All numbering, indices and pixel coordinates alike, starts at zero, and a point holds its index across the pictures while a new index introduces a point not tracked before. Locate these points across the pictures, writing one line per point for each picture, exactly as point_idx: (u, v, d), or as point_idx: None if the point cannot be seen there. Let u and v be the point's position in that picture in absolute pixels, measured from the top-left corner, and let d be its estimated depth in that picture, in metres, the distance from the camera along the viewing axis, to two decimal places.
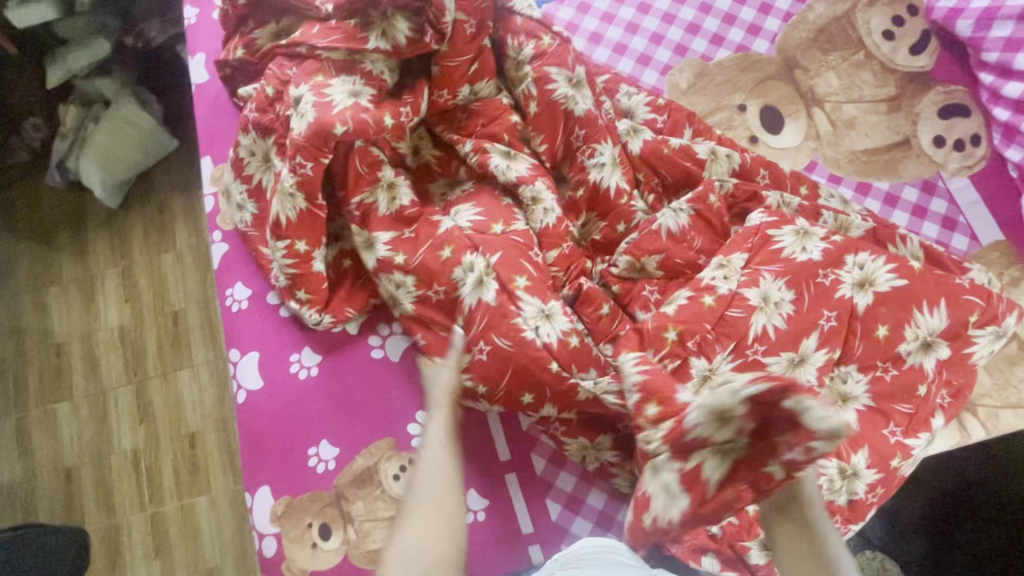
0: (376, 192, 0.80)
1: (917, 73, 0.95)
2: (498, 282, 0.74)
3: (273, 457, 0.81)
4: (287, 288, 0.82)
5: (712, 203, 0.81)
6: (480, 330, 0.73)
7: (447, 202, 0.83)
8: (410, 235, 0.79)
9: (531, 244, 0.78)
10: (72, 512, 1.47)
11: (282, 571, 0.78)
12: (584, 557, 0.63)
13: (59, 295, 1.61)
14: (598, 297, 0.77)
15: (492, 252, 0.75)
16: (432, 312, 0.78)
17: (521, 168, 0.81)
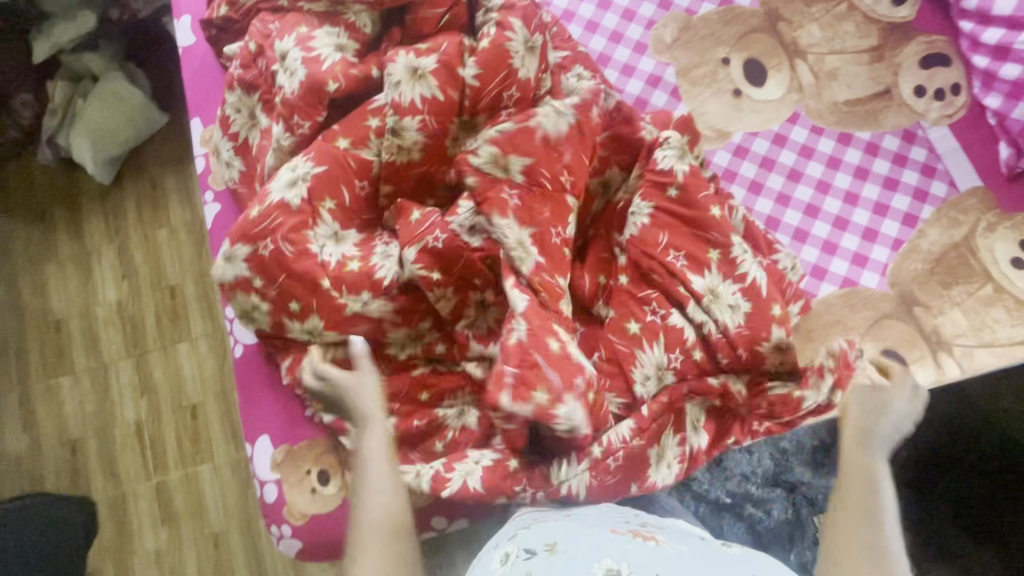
0: (297, 183, 0.76)
1: (899, 24, 0.96)
2: (306, 191, 0.75)
3: (271, 408, 0.83)
4: (240, 279, 0.76)
5: (593, 115, 0.79)
6: (269, 228, 0.75)
7: (345, 167, 0.77)
8: (297, 204, 0.75)
9: (348, 161, 0.77)
10: (80, 482, 1.50)
11: (283, 516, 0.80)
12: (563, 514, 0.65)
13: (56, 273, 1.62)
14: (411, 206, 0.78)
15: (318, 163, 0.76)
16: (295, 285, 0.75)
17: (415, 136, 0.77)
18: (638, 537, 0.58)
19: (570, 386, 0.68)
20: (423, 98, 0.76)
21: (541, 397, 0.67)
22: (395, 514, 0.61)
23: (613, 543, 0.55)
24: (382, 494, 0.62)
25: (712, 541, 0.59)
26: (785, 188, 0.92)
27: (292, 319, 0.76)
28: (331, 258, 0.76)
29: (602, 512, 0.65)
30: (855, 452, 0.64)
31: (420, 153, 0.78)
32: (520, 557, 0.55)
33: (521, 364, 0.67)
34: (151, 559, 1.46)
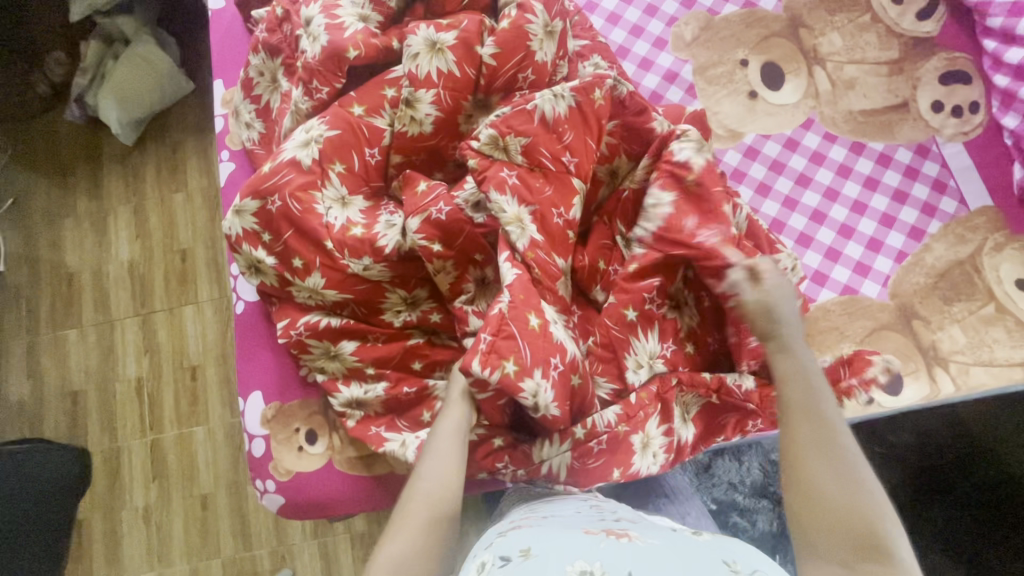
0: (310, 145, 0.77)
1: (922, 39, 0.96)
2: (319, 153, 0.77)
3: (267, 364, 0.85)
4: (250, 233, 0.79)
5: (596, 98, 0.79)
6: (279, 185, 0.77)
7: (358, 135, 0.78)
8: (309, 164, 0.77)
9: (361, 130, 0.78)
10: (78, 433, 1.54)
11: (268, 471, 0.82)
12: (535, 516, 0.64)
13: (73, 228, 1.66)
14: (417, 177, 0.79)
15: (332, 128, 0.77)
16: (301, 242, 0.77)
17: (428, 110, 0.78)
18: (612, 535, 0.55)
19: (541, 363, 0.69)
20: (440, 72, 0.78)
21: (510, 367, 0.67)
22: (448, 498, 0.63)
23: (586, 544, 0.53)
24: (438, 480, 0.64)
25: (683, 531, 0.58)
26: (792, 193, 0.92)
27: (295, 275, 0.79)
28: (336, 222, 0.77)
29: (579, 513, 0.64)
30: (786, 365, 0.62)
31: (431, 127, 0.79)
32: (494, 565, 0.52)
33: (496, 330, 0.68)
34: (139, 514, 1.48)
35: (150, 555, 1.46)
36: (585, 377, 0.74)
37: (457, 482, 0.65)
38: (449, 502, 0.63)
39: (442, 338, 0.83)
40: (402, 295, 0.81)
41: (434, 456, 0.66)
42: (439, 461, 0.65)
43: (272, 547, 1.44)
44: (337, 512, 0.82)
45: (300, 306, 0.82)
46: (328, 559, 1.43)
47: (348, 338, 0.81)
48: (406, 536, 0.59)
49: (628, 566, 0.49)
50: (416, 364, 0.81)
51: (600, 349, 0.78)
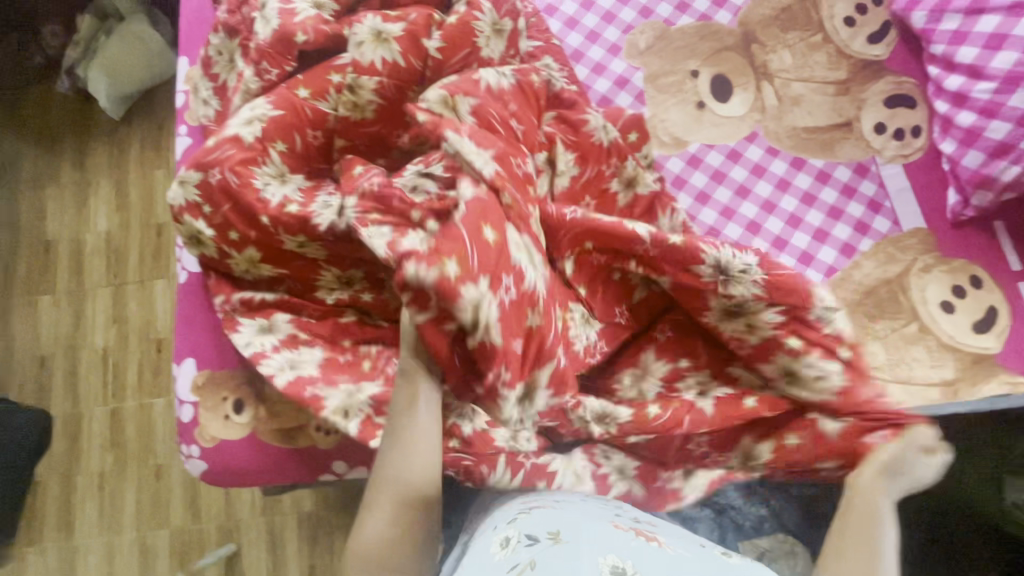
0: (252, 123, 0.80)
1: (871, 62, 0.98)
2: (261, 131, 0.80)
3: (203, 333, 0.87)
4: (192, 205, 0.82)
5: (533, 81, 0.86)
6: (221, 160, 0.79)
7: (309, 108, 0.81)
8: (251, 140, 0.79)
9: (307, 112, 0.81)
10: (43, 397, 1.56)
11: (194, 437, 0.84)
12: (551, 500, 0.68)
13: (55, 196, 1.69)
14: (354, 162, 0.82)
15: (274, 107, 0.80)
16: (238, 216, 0.80)
17: (370, 96, 0.81)
18: (642, 535, 0.59)
19: (488, 274, 0.65)
20: (384, 61, 0.80)
21: (451, 268, 0.63)
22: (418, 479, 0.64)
23: (615, 539, 0.57)
24: (415, 465, 0.65)
25: (714, 547, 0.59)
26: (730, 203, 0.94)
27: (233, 248, 0.82)
28: (273, 198, 0.80)
29: (592, 503, 0.68)
30: (859, 503, 0.65)
31: (372, 114, 0.82)
32: (524, 545, 0.57)
33: (441, 238, 0.66)
34: (94, 479, 1.51)
35: (101, 521, 1.48)
36: (543, 321, 0.71)
37: (434, 465, 0.66)
38: (423, 483, 0.64)
39: (373, 319, 0.85)
40: (336, 274, 0.84)
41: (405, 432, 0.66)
42: (419, 447, 0.66)
43: (221, 522, 1.46)
44: (258, 481, 0.84)
45: (239, 284, 0.86)
46: (274, 538, 1.45)
47: (280, 310, 0.84)
48: (381, 517, 0.63)
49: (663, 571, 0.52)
50: (345, 341, 0.83)
51: (651, 422, 0.75)
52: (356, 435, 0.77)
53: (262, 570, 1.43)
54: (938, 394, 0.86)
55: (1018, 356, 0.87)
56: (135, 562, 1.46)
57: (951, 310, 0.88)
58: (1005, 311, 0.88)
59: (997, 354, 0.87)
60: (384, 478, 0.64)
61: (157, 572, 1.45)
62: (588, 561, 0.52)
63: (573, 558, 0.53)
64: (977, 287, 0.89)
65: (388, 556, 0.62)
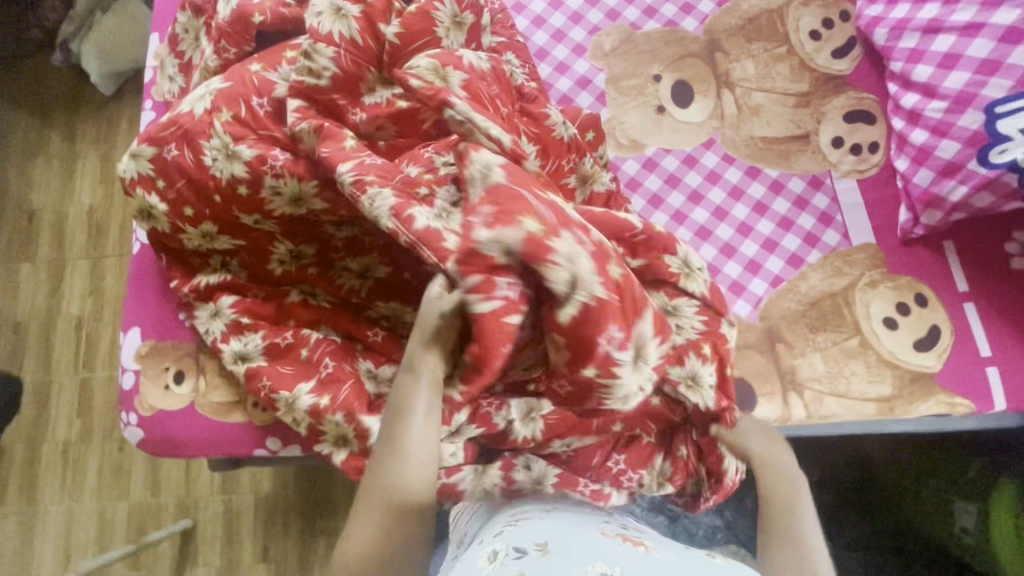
0: (204, 98, 0.82)
1: (834, 76, 0.99)
2: (211, 104, 0.81)
3: (151, 304, 0.88)
4: (143, 178, 0.83)
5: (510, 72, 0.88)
6: (174, 135, 0.81)
7: (264, 83, 0.82)
8: (204, 111, 0.81)
9: (263, 91, 0.82)
10: (16, 362, 1.59)
11: (133, 404, 0.85)
12: (538, 512, 0.69)
13: (43, 167, 1.72)
14: (339, 132, 0.77)
15: (225, 80, 0.82)
16: (189, 192, 0.81)
17: (327, 63, 0.81)
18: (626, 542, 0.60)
19: (565, 224, 0.63)
20: (341, 35, 0.81)
21: (532, 226, 0.61)
22: (411, 485, 0.64)
23: (605, 547, 0.57)
24: (412, 474, 0.64)
25: (699, 550, 0.61)
26: (683, 207, 0.95)
27: (185, 224, 0.82)
28: (222, 175, 0.79)
29: (583, 517, 0.68)
30: (771, 477, 0.76)
31: (327, 80, 0.82)
32: (512, 557, 0.56)
33: (497, 200, 0.62)
34: (59, 447, 1.53)
35: (62, 489, 1.50)
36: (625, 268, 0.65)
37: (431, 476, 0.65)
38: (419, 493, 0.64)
39: (318, 300, 0.86)
40: (288, 249, 0.84)
41: (403, 433, 0.64)
42: (419, 457, 0.64)
43: (179, 497, 1.48)
44: (193, 454, 0.85)
45: (192, 266, 0.87)
46: (230, 517, 1.46)
47: (226, 293, 0.85)
48: (370, 523, 0.62)
49: None
50: (289, 322, 0.84)
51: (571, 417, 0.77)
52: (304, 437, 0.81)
53: (216, 547, 1.45)
54: (874, 409, 0.86)
55: (957, 376, 0.86)
56: (92, 531, 1.47)
57: (895, 327, 0.88)
58: (947, 331, 0.88)
59: (936, 372, 0.86)
60: (377, 481, 0.64)
61: (113, 542, 1.46)
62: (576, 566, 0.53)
63: (562, 566, 0.54)
64: (922, 305, 0.89)
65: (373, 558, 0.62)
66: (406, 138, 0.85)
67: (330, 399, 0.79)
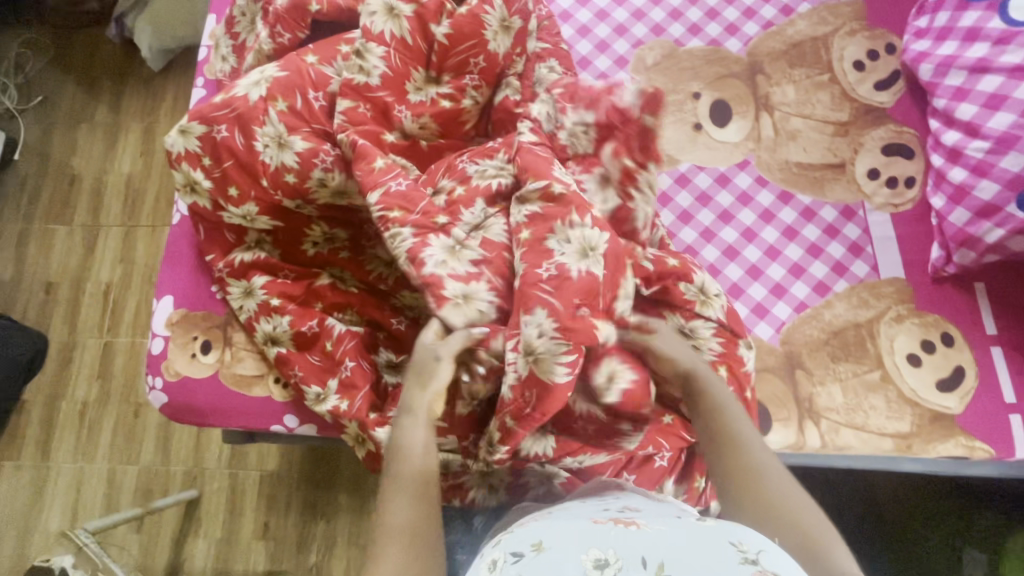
0: (260, 84, 0.84)
1: (875, 107, 0.98)
2: (266, 91, 0.83)
3: (185, 274, 0.91)
4: (191, 154, 0.85)
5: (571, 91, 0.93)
6: (227, 116, 0.83)
7: (322, 79, 0.85)
8: (259, 99, 0.83)
9: (321, 87, 0.85)
10: (44, 320, 1.64)
11: (159, 369, 0.87)
12: (538, 514, 0.67)
13: (87, 134, 1.78)
14: (372, 152, 0.81)
15: (281, 70, 0.84)
16: (238, 174, 0.84)
17: (376, 63, 0.83)
18: (619, 522, 0.60)
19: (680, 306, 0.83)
20: (392, 34, 0.84)
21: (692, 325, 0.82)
22: (420, 514, 0.63)
23: (597, 531, 0.58)
24: (415, 507, 0.63)
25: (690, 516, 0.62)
26: (713, 225, 0.95)
27: (228, 203, 0.85)
28: (271, 161, 0.82)
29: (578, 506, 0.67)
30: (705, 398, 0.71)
31: (378, 79, 0.84)
32: (509, 562, 0.56)
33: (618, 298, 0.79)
34: (77, 407, 1.56)
35: (76, 447, 1.54)
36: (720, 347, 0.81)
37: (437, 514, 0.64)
38: (432, 528, 0.62)
39: (346, 284, 0.87)
40: (323, 231, 0.88)
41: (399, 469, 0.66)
42: (419, 492, 0.64)
43: (187, 467, 1.50)
44: (212, 424, 0.87)
45: (226, 245, 0.89)
46: (234, 491, 1.48)
47: (258, 273, 0.87)
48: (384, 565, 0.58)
49: (643, 551, 0.54)
50: (316, 305, 0.85)
51: (578, 435, 0.79)
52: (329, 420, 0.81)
53: (218, 519, 1.47)
54: (891, 445, 0.85)
55: (979, 419, 0.85)
56: (101, 492, 1.51)
57: (918, 364, 0.87)
58: (972, 373, 0.87)
59: (958, 414, 0.85)
60: (384, 521, 0.62)
61: (120, 504, 1.50)
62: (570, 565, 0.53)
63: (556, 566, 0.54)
64: (948, 345, 0.88)
65: None
66: (447, 138, 0.91)
67: (350, 404, 0.80)
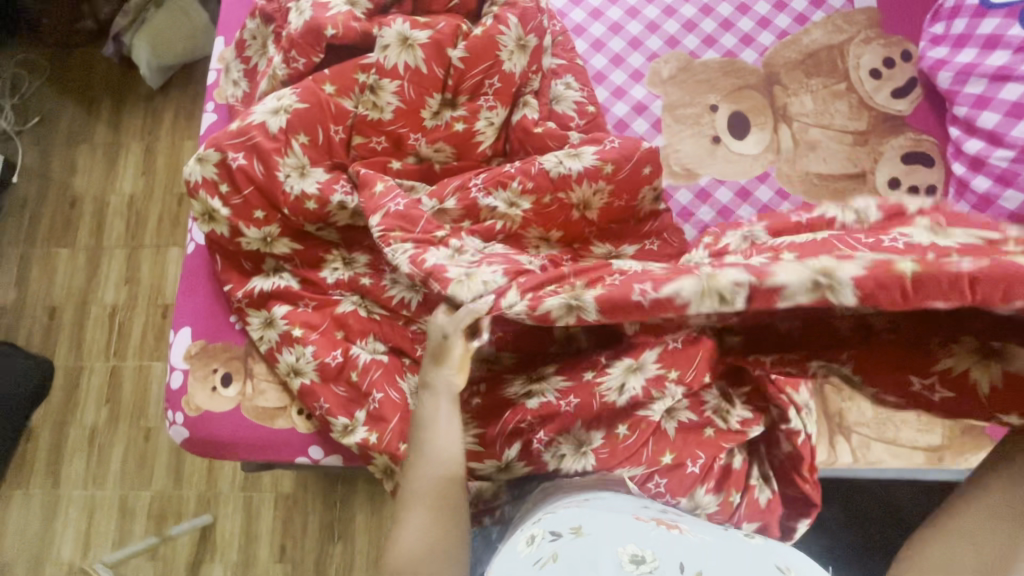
0: (279, 114, 0.82)
1: (893, 116, 0.98)
2: (287, 122, 0.82)
3: (202, 304, 0.89)
4: (209, 182, 0.84)
5: (590, 108, 0.93)
6: (246, 145, 0.82)
7: (343, 113, 0.84)
8: (280, 131, 0.82)
9: (342, 120, 0.84)
10: (49, 345, 1.61)
11: (180, 403, 0.86)
12: (576, 498, 0.69)
13: (87, 154, 1.75)
14: (371, 178, 0.83)
15: (301, 101, 0.82)
16: (258, 201, 0.83)
17: (390, 99, 0.83)
18: (661, 524, 0.60)
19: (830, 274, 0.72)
20: (407, 66, 0.82)
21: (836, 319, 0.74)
22: (450, 477, 0.67)
23: (637, 530, 0.58)
24: (444, 472, 0.67)
25: (735, 533, 0.61)
26: None
27: (248, 228, 0.84)
28: (293, 190, 0.82)
29: (618, 498, 0.69)
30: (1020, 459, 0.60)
31: (391, 114, 0.84)
32: (547, 539, 0.58)
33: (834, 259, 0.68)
34: (86, 433, 1.54)
35: (87, 474, 1.52)
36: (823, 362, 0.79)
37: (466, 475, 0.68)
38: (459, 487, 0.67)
39: (369, 310, 0.85)
40: (342, 256, 0.87)
41: (430, 436, 0.68)
42: (443, 460, 0.67)
43: (200, 491, 1.48)
44: (235, 457, 0.86)
45: (243, 272, 0.88)
46: (250, 512, 1.47)
47: (278, 302, 0.85)
48: (416, 521, 0.64)
49: (680, 557, 0.54)
50: (338, 334, 0.84)
51: (622, 448, 0.76)
52: (356, 450, 0.80)
53: (234, 543, 1.45)
54: (922, 458, 0.85)
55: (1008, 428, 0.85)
56: (113, 519, 1.49)
57: None
58: None
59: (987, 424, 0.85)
60: (415, 484, 0.67)
61: (133, 531, 1.47)
62: (607, 557, 0.54)
63: (592, 553, 0.55)
64: None
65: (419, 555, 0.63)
66: (462, 160, 0.89)
67: (378, 437, 0.79)
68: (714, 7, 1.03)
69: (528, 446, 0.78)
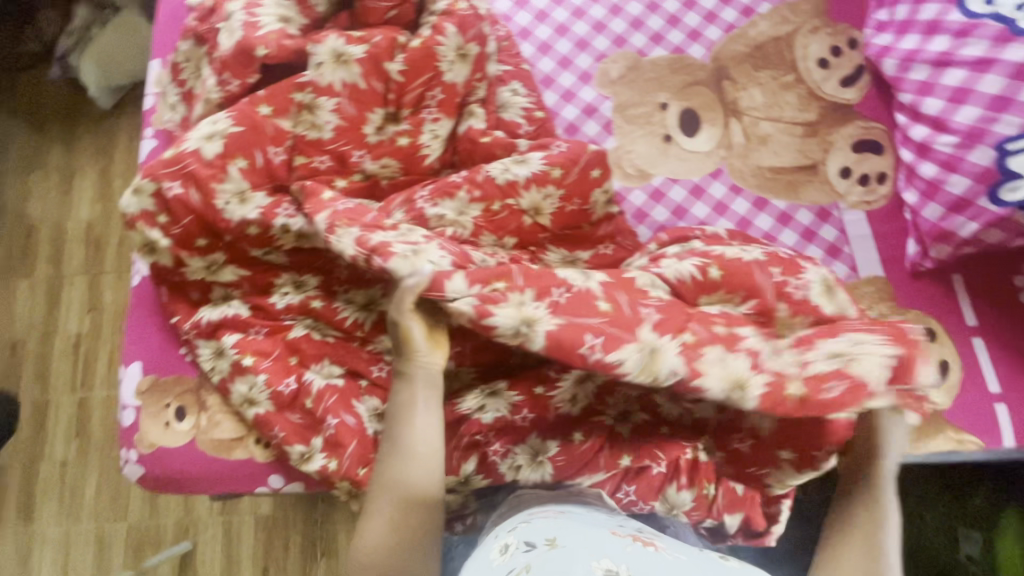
0: (213, 138, 0.80)
1: (842, 105, 0.98)
2: (223, 146, 0.79)
3: (150, 338, 0.87)
4: (146, 213, 0.81)
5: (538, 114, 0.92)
6: (181, 173, 0.79)
7: (281, 132, 0.82)
8: (216, 156, 0.79)
9: (281, 141, 0.82)
10: (12, 380, 1.57)
11: (133, 441, 0.84)
12: (553, 508, 0.68)
13: (41, 181, 1.70)
14: (318, 190, 0.81)
15: (236, 124, 0.80)
16: (200, 229, 0.81)
17: (328, 117, 0.82)
18: (638, 540, 0.60)
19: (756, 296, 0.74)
20: (344, 83, 0.81)
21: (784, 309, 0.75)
22: (419, 472, 0.67)
23: (612, 545, 0.58)
24: (413, 467, 0.67)
25: (711, 552, 0.60)
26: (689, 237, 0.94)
27: (192, 256, 0.82)
28: (233, 217, 0.80)
29: (595, 514, 0.67)
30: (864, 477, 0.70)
31: (331, 133, 0.83)
32: (522, 549, 0.58)
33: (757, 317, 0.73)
34: (56, 467, 1.51)
35: (60, 509, 1.48)
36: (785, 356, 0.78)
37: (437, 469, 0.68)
38: (429, 481, 0.66)
39: (322, 332, 0.83)
40: (292, 279, 0.85)
41: (401, 430, 0.68)
42: (412, 454, 0.67)
43: (178, 518, 1.46)
44: (194, 492, 0.84)
45: (191, 302, 0.86)
46: (229, 537, 1.45)
47: (229, 330, 0.83)
48: (383, 514, 0.65)
49: None
50: (292, 360, 0.82)
51: (578, 453, 0.75)
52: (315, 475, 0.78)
53: (215, 569, 1.43)
54: None
55: (966, 410, 0.85)
56: (90, 553, 1.46)
57: None
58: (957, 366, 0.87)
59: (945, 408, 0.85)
60: (384, 478, 0.67)
61: (111, 564, 1.45)
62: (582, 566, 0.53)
63: (567, 565, 0.54)
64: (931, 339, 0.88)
65: (386, 547, 0.64)
66: (410, 174, 0.87)
67: (337, 463, 0.77)
68: (659, 4, 1.03)
69: (485, 458, 0.77)
